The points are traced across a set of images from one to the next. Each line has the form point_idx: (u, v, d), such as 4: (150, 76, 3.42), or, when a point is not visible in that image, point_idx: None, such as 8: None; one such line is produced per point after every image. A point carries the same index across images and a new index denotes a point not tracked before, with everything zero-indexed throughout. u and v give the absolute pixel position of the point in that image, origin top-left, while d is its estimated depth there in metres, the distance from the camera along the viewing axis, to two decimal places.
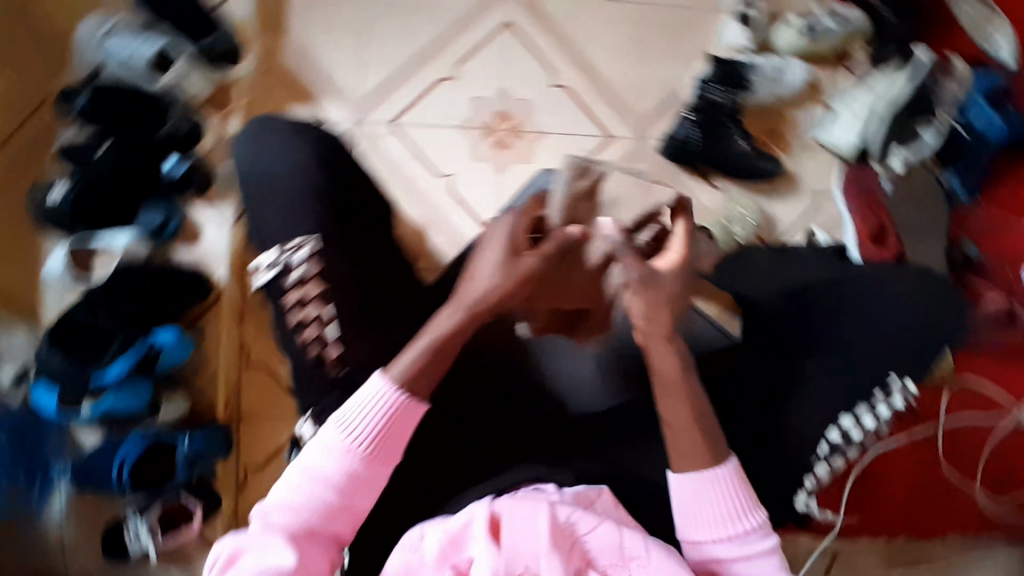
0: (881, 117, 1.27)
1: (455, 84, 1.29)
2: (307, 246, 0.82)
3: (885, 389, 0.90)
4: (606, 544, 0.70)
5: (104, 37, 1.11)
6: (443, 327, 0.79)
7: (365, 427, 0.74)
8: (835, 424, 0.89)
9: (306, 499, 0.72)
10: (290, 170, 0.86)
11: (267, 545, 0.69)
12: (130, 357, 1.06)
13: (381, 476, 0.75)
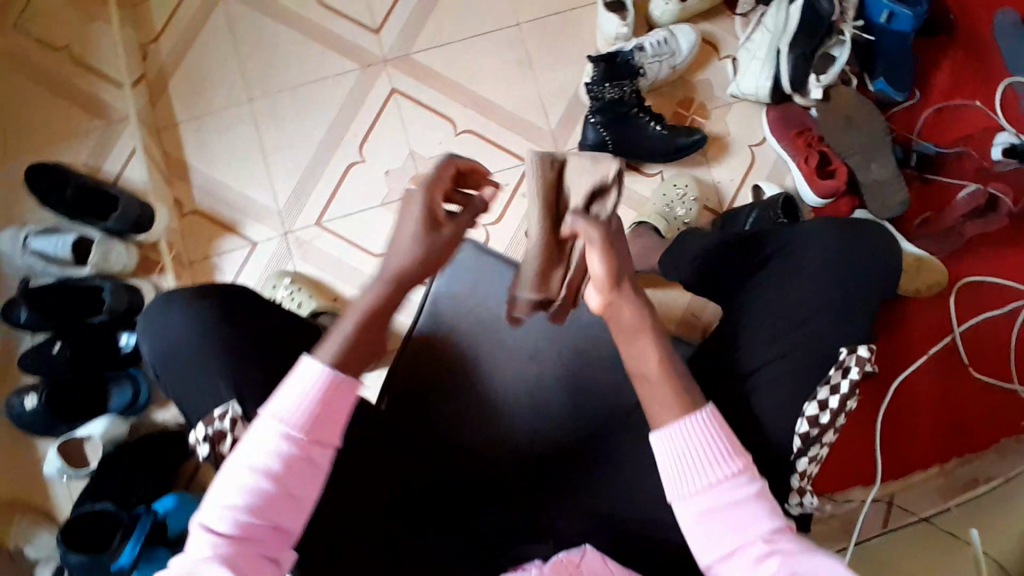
0: (782, 50, 1.21)
1: (366, 166, 1.30)
2: (230, 413, 0.75)
3: (839, 366, 0.78)
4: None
5: (23, 245, 1.14)
6: (342, 332, 0.70)
7: (302, 396, 0.66)
8: (810, 402, 0.77)
9: (251, 480, 0.64)
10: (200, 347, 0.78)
11: (223, 515, 0.63)
12: (137, 540, 0.99)
13: (326, 454, 0.67)
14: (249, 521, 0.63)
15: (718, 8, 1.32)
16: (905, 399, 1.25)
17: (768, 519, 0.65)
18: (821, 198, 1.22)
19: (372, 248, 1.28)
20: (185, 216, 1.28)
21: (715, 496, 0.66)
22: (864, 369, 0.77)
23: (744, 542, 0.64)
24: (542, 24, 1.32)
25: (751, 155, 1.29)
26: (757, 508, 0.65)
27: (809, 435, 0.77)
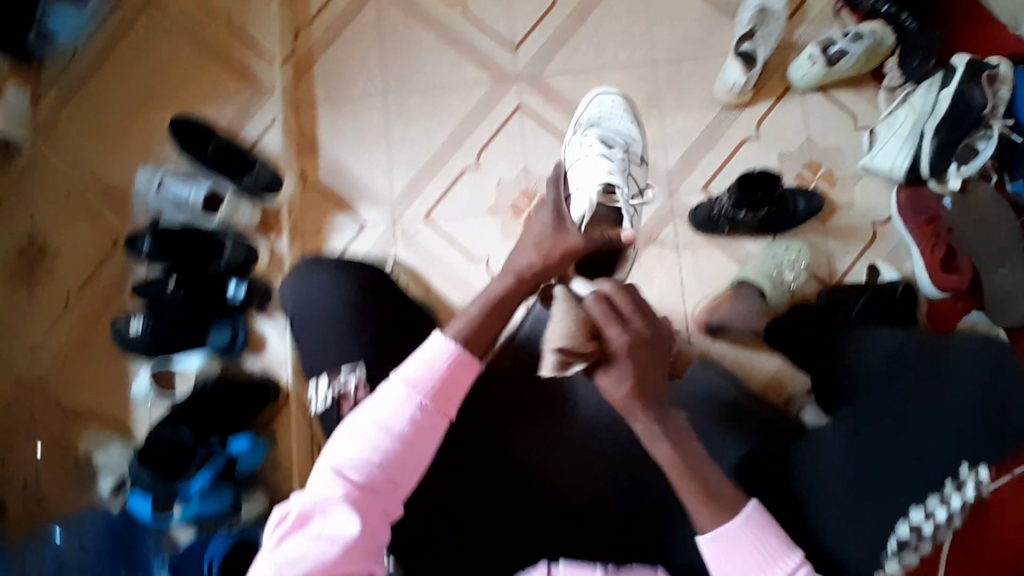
0: (927, 133, 1.17)
1: (479, 173, 1.33)
2: (355, 375, 0.87)
3: (955, 479, 0.63)
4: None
5: (157, 188, 1.24)
6: (489, 295, 0.81)
7: (427, 371, 0.73)
8: (904, 518, 0.64)
9: (378, 432, 0.71)
10: (327, 300, 0.92)
11: (327, 505, 0.68)
12: (210, 469, 1.14)
13: (439, 419, 0.74)
14: (388, 458, 0.70)
15: (862, 79, 1.28)
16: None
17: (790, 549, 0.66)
18: (939, 291, 1.14)
19: (473, 252, 1.32)
20: (303, 188, 1.35)
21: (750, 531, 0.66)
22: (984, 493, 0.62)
23: (747, 565, 0.66)
24: (679, 65, 1.31)
25: (872, 233, 1.24)
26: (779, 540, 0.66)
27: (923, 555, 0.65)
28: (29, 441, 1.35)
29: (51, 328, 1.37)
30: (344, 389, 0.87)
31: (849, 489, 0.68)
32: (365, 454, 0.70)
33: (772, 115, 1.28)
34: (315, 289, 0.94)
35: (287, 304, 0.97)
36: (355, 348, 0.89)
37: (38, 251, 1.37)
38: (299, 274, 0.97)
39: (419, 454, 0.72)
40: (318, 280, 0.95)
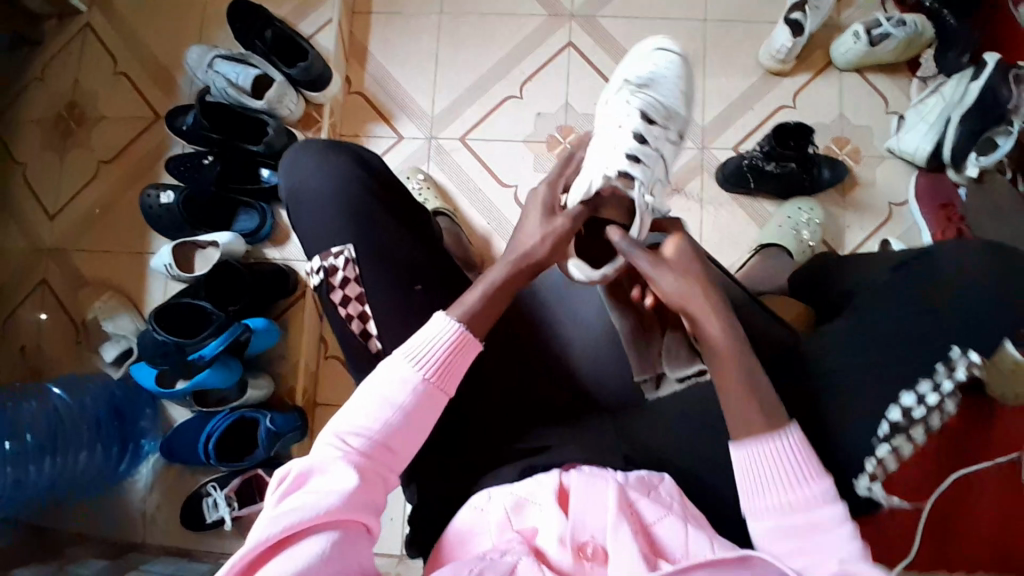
0: (952, 120, 1.19)
1: (521, 103, 1.36)
2: (345, 254, 0.83)
3: (947, 364, 0.71)
4: (672, 536, 0.70)
5: (208, 66, 1.25)
6: (490, 281, 0.75)
7: (433, 346, 0.70)
8: (896, 402, 0.72)
9: (382, 406, 0.67)
10: (328, 179, 0.86)
11: (325, 468, 0.63)
12: (223, 340, 1.10)
13: (442, 398, 0.70)
14: (389, 431, 0.67)
15: (899, 67, 1.32)
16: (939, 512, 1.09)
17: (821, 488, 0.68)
18: None
19: (503, 178, 1.34)
20: (349, 95, 1.38)
21: (788, 466, 0.69)
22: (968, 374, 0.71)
23: (784, 493, 0.68)
24: (728, 28, 1.35)
25: (888, 213, 1.29)
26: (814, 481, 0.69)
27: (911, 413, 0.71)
28: (34, 303, 1.28)
29: (72, 193, 1.32)
30: (332, 273, 0.82)
31: (855, 385, 0.75)
32: (368, 423, 0.66)
33: (809, 88, 1.32)
34: (309, 169, 0.88)
35: (282, 184, 0.90)
36: (348, 230, 0.84)
37: (74, 117, 1.34)
38: (295, 155, 0.90)
39: (421, 430, 0.68)
40: (308, 160, 0.88)
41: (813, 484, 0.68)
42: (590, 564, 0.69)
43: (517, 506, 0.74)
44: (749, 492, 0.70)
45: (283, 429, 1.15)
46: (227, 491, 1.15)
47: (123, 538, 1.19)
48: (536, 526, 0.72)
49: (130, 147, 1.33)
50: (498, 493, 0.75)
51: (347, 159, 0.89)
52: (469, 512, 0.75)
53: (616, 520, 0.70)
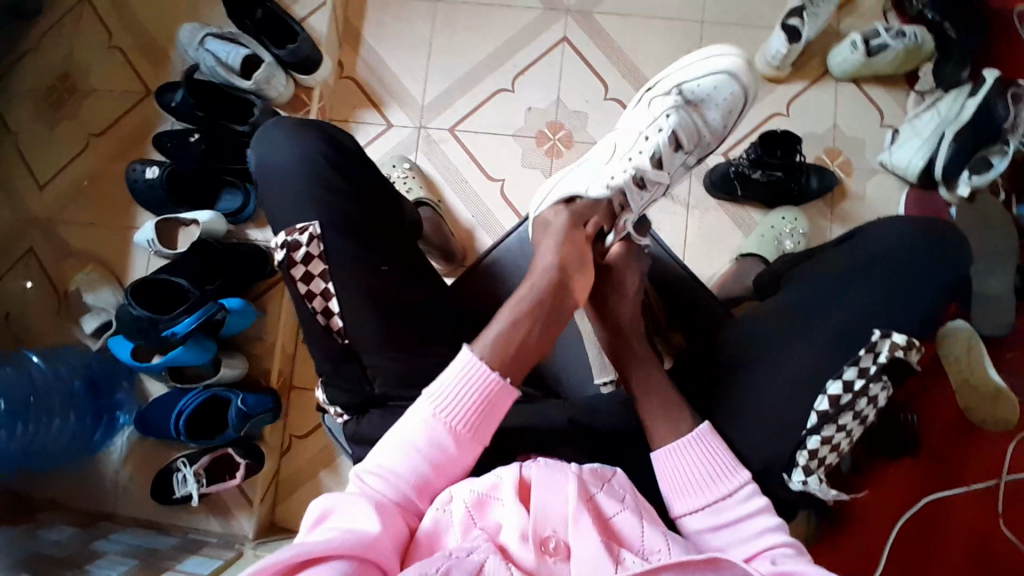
0: (946, 136, 1.18)
1: (512, 96, 1.35)
2: (310, 231, 0.82)
3: (871, 349, 0.74)
4: (629, 530, 0.70)
5: (199, 44, 1.25)
6: (498, 335, 0.76)
7: (462, 395, 0.73)
8: (825, 392, 0.74)
9: (407, 453, 0.71)
10: (302, 158, 0.85)
11: (350, 510, 0.66)
12: (197, 318, 1.10)
13: (472, 441, 0.73)
14: (418, 473, 0.71)
15: (897, 80, 1.29)
16: (914, 537, 1.15)
17: (739, 473, 0.71)
18: None
19: (490, 171, 1.33)
20: (340, 79, 1.38)
21: (703, 452, 0.72)
22: (895, 357, 0.74)
23: (703, 482, 0.71)
24: (725, 30, 1.33)
25: None
26: (732, 461, 0.72)
27: (840, 399, 0.73)
28: (20, 273, 1.29)
29: (63, 165, 1.32)
30: (295, 251, 0.81)
31: (808, 395, 0.75)
32: (395, 468, 0.70)
33: (803, 97, 1.30)
34: (278, 145, 0.87)
35: (255, 160, 0.88)
36: (316, 208, 0.83)
37: (66, 90, 1.34)
38: (269, 131, 0.89)
39: (446, 479, 0.72)
40: (279, 136, 0.87)
41: (732, 474, 0.71)
42: (552, 559, 0.66)
43: (479, 503, 0.70)
44: (670, 486, 0.72)
45: (255, 410, 1.16)
46: (196, 467, 1.16)
47: (96, 508, 1.20)
48: (501, 524, 0.68)
49: (121, 122, 1.33)
50: (459, 490, 0.71)
51: (326, 135, 0.88)
52: (434, 512, 0.70)
53: (576, 510, 0.68)
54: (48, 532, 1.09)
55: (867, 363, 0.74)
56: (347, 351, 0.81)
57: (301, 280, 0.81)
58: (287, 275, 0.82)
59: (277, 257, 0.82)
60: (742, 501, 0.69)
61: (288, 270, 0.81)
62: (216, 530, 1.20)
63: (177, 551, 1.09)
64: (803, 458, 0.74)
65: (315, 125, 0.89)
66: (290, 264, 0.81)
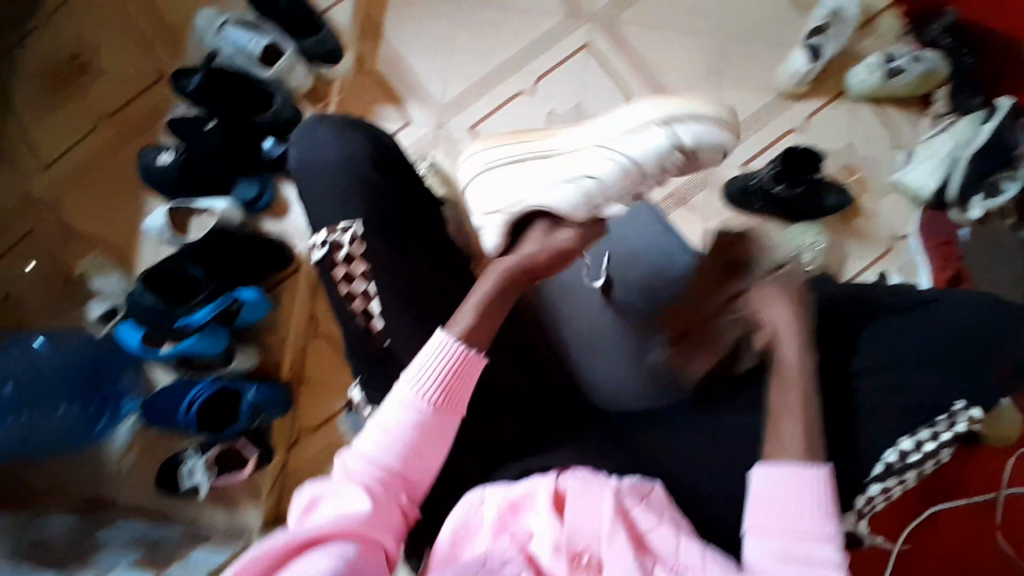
0: (961, 161, 1.19)
1: (535, 98, 1.35)
2: (353, 229, 0.81)
3: (949, 416, 0.71)
4: (664, 545, 0.69)
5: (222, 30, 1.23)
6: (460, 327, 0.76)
7: (439, 373, 0.74)
8: (894, 445, 0.72)
9: (387, 431, 0.72)
10: (332, 158, 0.84)
11: (340, 492, 0.69)
12: (214, 308, 1.09)
13: (450, 419, 0.74)
14: (398, 450, 0.71)
15: (911, 101, 1.30)
16: (919, 552, 1.15)
17: (830, 520, 0.66)
18: None
19: None
20: (359, 72, 1.36)
21: (808, 486, 0.67)
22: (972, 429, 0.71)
23: (790, 514, 0.67)
24: (748, 44, 1.34)
25: (889, 245, 1.27)
26: (827, 504, 0.67)
27: (907, 456, 0.72)
28: (22, 253, 1.25)
29: (72, 145, 1.29)
30: (336, 251, 0.81)
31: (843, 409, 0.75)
32: (373, 447, 0.72)
33: (821, 114, 1.32)
34: (314, 142, 0.86)
35: (284, 162, 0.88)
36: (354, 207, 0.82)
37: (80, 70, 1.31)
38: (296, 133, 0.88)
39: (427, 454, 0.73)
40: (321, 132, 0.87)
41: (817, 525, 0.66)
42: (585, 573, 0.68)
43: (512, 509, 0.72)
44: (760, 505, 0.68)
45: (268, 401, 1.14)
46: (208, 457, 1.13)
47: (93, 500, 1.16)
48: (532, 531, 0.71)
49: (135, 104, 1.30)
50: (491, 494, 0.73)
51: (353, 135, 0.87)
52: (464, 512, 0.73)
53: (612, 527, 0.69)
54: (45, 521, 1.03)
55: (939, 429, 0.72)
56: (382, 344, 0.80)
57: (343, 281, 0.81)
58: (329, 276, 0.82)
59: (319, 257, 0.82)
60: (816, 548, 0.65)
61: (330, 270, 0.82)
62: (221, 524, 1.16)
63: (178, 543, 1.05)
64: (862, 498, 0.75)
65: (341, 122, 0.88)
66: (332, 264, 0.81)
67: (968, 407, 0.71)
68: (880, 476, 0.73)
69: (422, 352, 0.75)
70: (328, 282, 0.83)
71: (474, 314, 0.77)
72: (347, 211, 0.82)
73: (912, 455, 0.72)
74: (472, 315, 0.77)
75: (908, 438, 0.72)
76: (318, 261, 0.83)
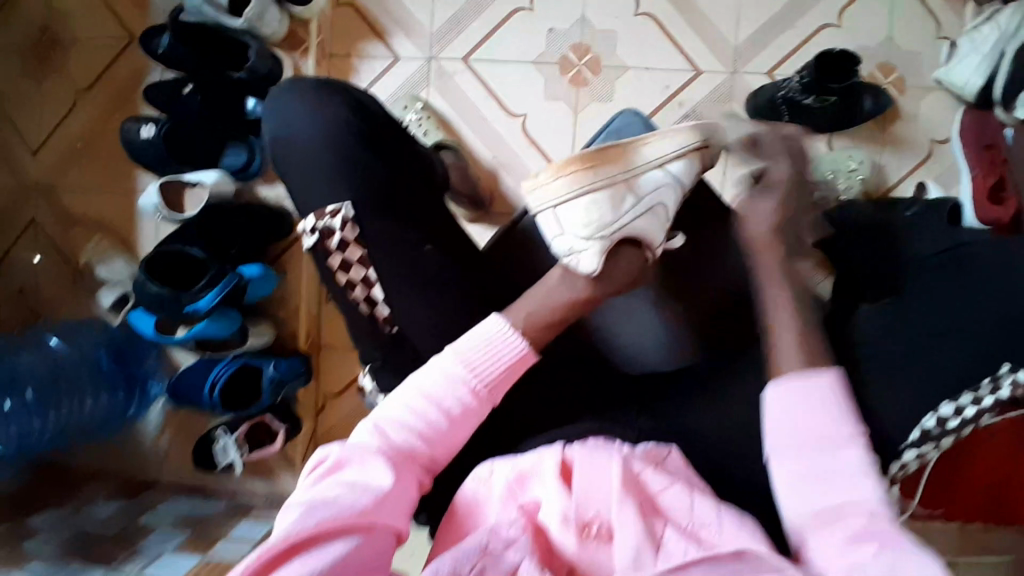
0: (1007, 55, 1.04)
1: (532, 17, 1.22)
2: (343, 213, 0.76)
3: (993, 380, 0.71)
4: (676, 506, 0.67)
5: None
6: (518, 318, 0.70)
7: (492, 359, 0.68)
8: (935, 411, 0.72)
9: (426, 407, 0.66)
10: (319, 136, 0.77)
11: (365, 459, 0.63)
12: (221, 290, 1.05)
13: (489, 408, 0.69)
14: (434, 429, 0.66)
15: None
16: None
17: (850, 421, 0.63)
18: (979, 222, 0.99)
19: (510, 106, 1.23)
20: (338, 6, 1.24)
21: (823, 400, 0.65)
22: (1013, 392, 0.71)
23: (815, 436, 0.63)
24: None
25: (928, 151, 1.17)
26: (842, 408, 0.64)
27: (948, 421, 0.72)
28: (26, 244, 1.23)
29: (52, 123, 1.22)
30: (328, 239, 0.76)
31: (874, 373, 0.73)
32: (408, 418, 0.66)
33: (857, 4, 1.16)
34: (295, 117, 0.78)
35: (266, 138, 0.81)
36: (348, 189, 0.76)
37: (39, 37, 1.21)
38: (276, 103, 0.80)
39: (461, 436, 0.68)
40: (297, 101, 0.79)
41: (840, 430, 0.63)
42: (595, 542, 0.65)
43: (520, 480, 0.69)
44: (782, 441, 0.65)
45: (288, 374, 1.14)
46: (237, 436, 1.15)
47: (144, 477, 1.23)
48: (539, 500, 0.68)
49: (104, 70, 1.20)
50: (500, 466, 0.71)
51: (343, 102, 0.79)
52: (473, 485, 0.71)
53: (621, 495, 0.65)
54: (94, 506, 1.11)
55: (984, 395, 0.71)
56: (395, 342, 0.78)
57: (342, 268, 0.76)
58: (324, 260, 0.77)
59: (310, 242, 0.77)
60: (840, 485, 0.61)
61: (325, 258, 0.77)
62: (262, 489, 1.23)
63: (226, 514, 1.11)
64: (898, 464, 0.74)
65: (328, 88, 0.80)
66: (326, 250, 0.76)
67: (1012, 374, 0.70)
68: (920, 441, 0.72)
69: (474, 333, 0.69)
70: (324, 267, 0.78)
71: (532, 304, 0.71)
72: (342, 200, 0.76)
73: (955, 420, 0.72)
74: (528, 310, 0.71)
75: (951, 406, 0.71)
76: (308, 249, 0.77)
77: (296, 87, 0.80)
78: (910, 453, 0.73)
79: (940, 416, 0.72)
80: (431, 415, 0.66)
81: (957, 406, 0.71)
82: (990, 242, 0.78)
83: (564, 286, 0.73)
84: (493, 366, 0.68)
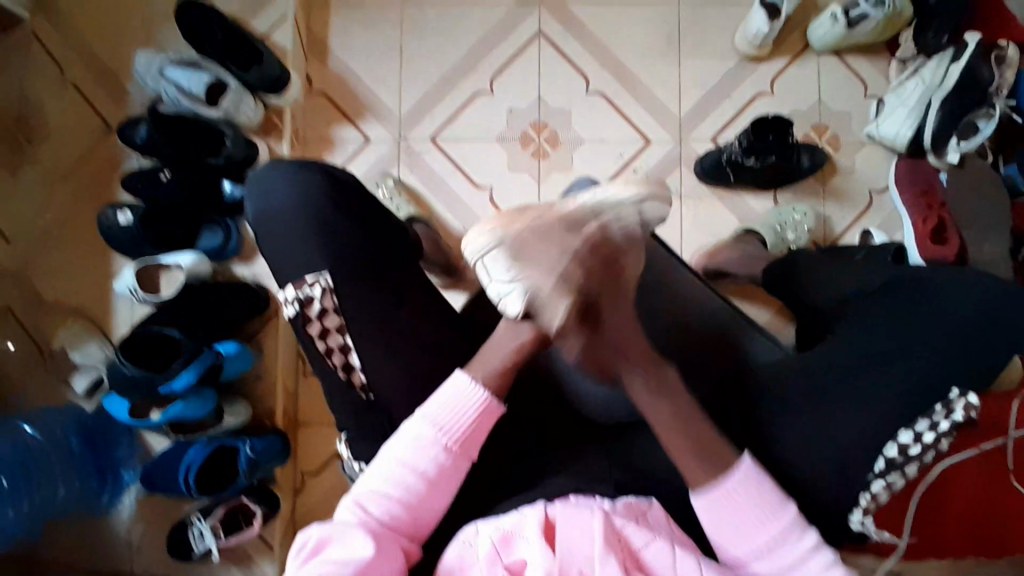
0: (933, 104, 1.14)
1: (492, 98, 1.31)
2: (320, 283, 0.78)
3: (946, 405, 0.72)
4: (659, 560, 0.66)
5: (158, 74, 1.18)
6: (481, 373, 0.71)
7: (461, 415, 0.69)
8: (894, 439, 0.73)
9: (403, 472, 0.67)
10: (295, 205, 0.80)
11: (347, 535, 0.63)
12: (195, 371, 1.06)
13: (465, 463, 0.70)
14: (414, 492, 0.67)
15: (877, 49, 1.27)
16: None
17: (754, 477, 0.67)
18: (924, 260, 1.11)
19: (477, 178, 1.29)
20: (311, 96, 1.32)
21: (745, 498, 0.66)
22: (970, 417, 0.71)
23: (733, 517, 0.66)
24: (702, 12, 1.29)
25: (868, 201, 1.26)
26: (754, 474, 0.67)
27: (907, 449, 0.72)
28: None
29: (29, 214, 1.25)
30: (306, 308, 0.78)
31: (833, 405, 0.76)
32: (386, 487, 0.67)
33: (788, 73, 1.28)
34: (272, 190, 0.82)
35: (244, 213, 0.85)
36: (323, 260, 0.79)
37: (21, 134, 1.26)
38: (254, 179, 0.84)
39: (442, 495, 0.69)
40: (277, 178, 0.82)
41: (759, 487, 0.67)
42: None
43: (504, 540, 0.68)
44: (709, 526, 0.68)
45: (264, 454, 1.12)
46: (213, 521, 1.11)
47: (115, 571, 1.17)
48: (524, 560, 0.66)
49: (85, 162, 1.25)
50: (484, 526, 0.69)
51: (319, 173, 0.83)
52: (457, 548, 0.69)
53: (603, 552, 0.65)
54: None
55: (939, 420, 0.71)
56: (370, 405, 0.79)
57: (320, 335, 0.78)
58: (302, 326, 0.78)
59: (290, 313, 0.78)
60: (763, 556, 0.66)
61: (303, 326, 0.78)
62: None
63: None
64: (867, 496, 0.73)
65: (302, 161, 0.83)
66: (303, 318, 0.78)
67: (962, 399, 0.71)
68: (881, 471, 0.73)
69: (448, 388, 0.70)
70: (303, 333, 0.79)
71: (484, 359, 0.73)
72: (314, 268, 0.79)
73: (913, 449, 0.72)
74: (501, 361, 0.72)
75: (907, 435, 0.72)
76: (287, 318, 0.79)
77: (273, 162, 0.84)
78: (873, 485, 0.73)
79: (896, 445, 0.72)
80: (408, 477, 0.67)
81: (914, 433, 0.72)
82: (927, 274, 0.83)
83: (508, 336, 0.74)
84: (470, 416, 0.70)
